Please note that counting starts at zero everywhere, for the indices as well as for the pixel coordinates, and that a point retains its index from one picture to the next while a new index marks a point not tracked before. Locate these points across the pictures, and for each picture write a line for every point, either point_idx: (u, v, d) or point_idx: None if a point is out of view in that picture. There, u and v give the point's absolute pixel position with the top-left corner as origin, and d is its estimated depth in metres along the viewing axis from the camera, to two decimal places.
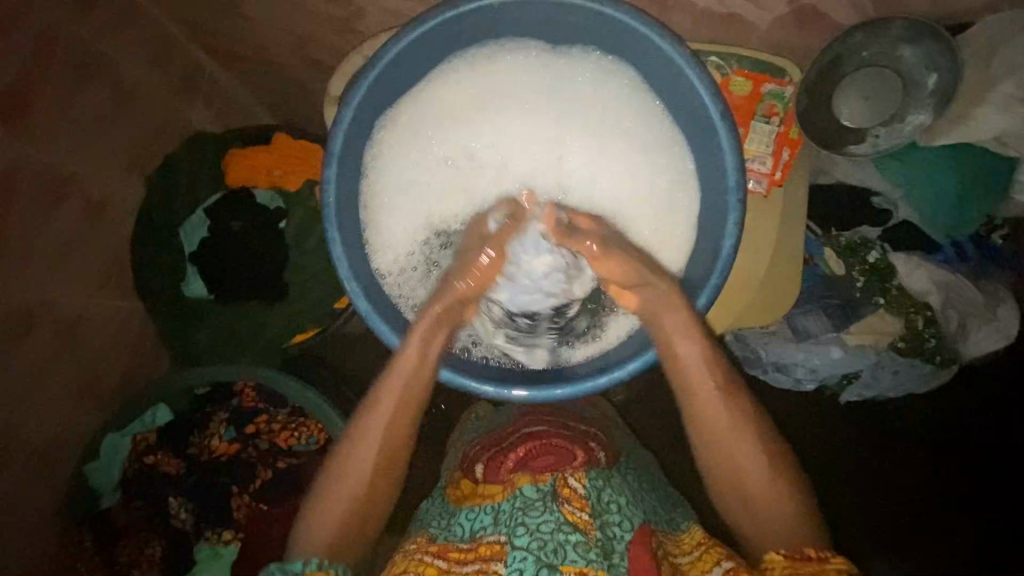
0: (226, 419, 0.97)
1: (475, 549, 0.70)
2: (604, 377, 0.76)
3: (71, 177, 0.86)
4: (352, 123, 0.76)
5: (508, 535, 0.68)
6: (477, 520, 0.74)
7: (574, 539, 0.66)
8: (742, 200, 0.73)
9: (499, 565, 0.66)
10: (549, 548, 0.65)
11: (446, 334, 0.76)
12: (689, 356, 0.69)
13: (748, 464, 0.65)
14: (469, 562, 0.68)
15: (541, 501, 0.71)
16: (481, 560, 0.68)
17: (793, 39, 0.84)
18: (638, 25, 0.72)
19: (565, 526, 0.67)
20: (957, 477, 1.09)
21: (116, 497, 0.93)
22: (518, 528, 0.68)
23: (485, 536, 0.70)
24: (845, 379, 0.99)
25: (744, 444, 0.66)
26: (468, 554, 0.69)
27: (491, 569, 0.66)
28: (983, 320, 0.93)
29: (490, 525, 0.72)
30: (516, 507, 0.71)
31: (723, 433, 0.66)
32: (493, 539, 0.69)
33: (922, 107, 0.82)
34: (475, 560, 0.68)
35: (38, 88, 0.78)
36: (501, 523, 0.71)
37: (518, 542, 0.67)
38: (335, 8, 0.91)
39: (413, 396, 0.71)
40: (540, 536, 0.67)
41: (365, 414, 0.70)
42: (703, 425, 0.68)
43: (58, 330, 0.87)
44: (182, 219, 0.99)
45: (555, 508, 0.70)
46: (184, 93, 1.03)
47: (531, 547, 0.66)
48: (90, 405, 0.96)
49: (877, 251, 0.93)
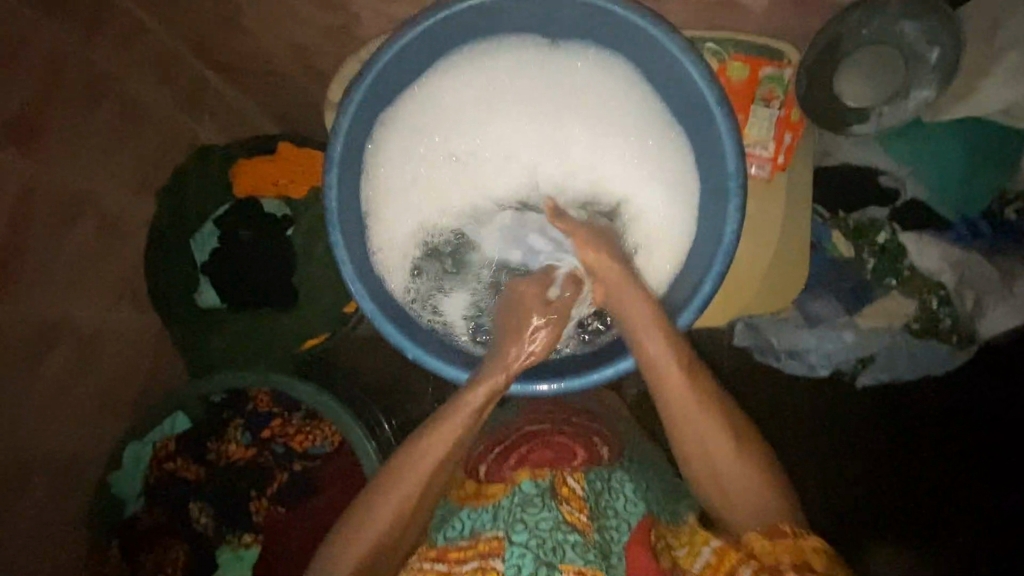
0: (242, 424, 0.98)
1: (474, 546, 0.71)
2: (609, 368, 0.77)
3: (82, 194, 0.88)
4: (351, 127, 0.77)
5: (506, 530, 0.70)
6: (477, 519, 0.73)
7: (573, 539, 0.69)
8: (743, 186, 0.73)
9: (498, 561, 0.69)
10: (547, 546, 0.69)
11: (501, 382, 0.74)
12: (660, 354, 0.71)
13: (711, 449, 0.68)
14: (469, 560, 0.70)
15: (540, 497, 0.72)
16: (480, 556, 0.69)
17: (789, 20, 0.83)
18: (632, 16, 0.72)
19: (564, 525, 0.70)
20: (975, 462, 1.06)
21: (140, 505, 0.96)
22: (517, 525, 0.70)
23: (483, 533, 0.71)
24: (860, 362, 0.97)
25: (712, 436, 0.68)
26: (468, 552, 0.70)
27: (490, 566, 0.69)
28: (1000, 297, 0.89)
29: (489, 521, 0.72)
30: (515, 503, 0.72)
31: (697, 422, 0.69)
32: (491, 535, 0.71)
33: (926, 83, 0.81)
34: (475, 557, 0.70)
35: (45, 110, 0.80)
36: (499, 518, 0.72)
37: (518, 538, 0.69)
38: (330, 17, 0.92)
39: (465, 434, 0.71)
40: (538, 534, 0.70)
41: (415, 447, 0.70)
42: (677, 425, 0.70)
43: (77, 344, 0.90)
44: (195, 230, 1.02)
45: (554, 505, 0.72)
46: (190, 107, 1.05)
47: (529, 545, 0.69)
48: (113, 414, 0.98)
49: (887, 231, 0.90)
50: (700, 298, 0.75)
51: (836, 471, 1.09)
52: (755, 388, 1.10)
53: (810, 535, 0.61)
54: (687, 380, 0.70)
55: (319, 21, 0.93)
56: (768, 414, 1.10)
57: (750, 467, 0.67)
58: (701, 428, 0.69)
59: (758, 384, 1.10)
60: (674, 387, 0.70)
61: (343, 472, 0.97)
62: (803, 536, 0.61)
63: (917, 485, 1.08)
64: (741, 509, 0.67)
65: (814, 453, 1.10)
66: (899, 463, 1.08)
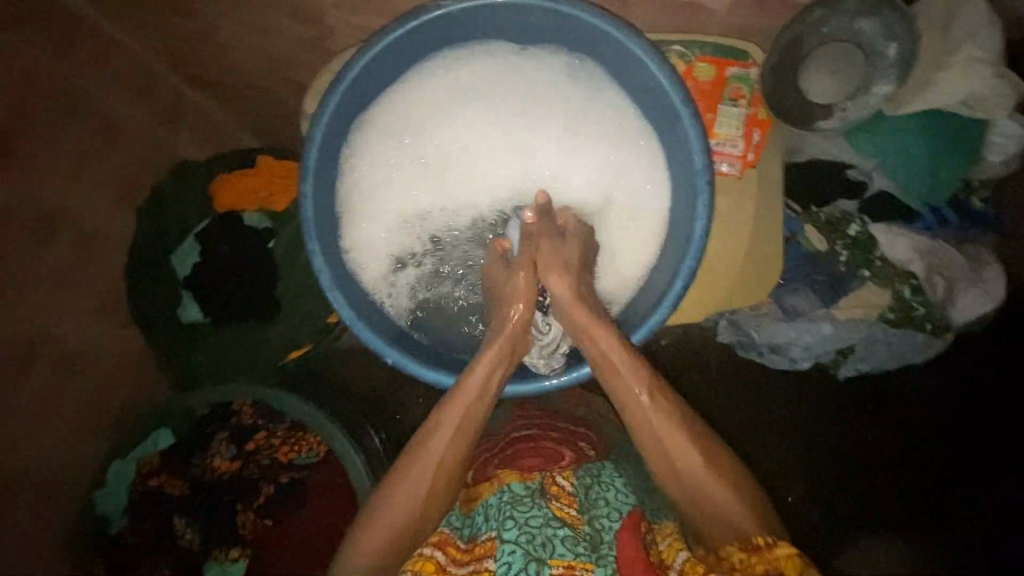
0: (227, 438, 0.98)
1: (472, 550, 0.69)
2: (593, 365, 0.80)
3: (61, 212, 0.88)
4: (324, 137, 0.78)
5: (498, 529, 0.68)
6: (472, 524, 0.73)
7: (562, 533, 0.68)
8: (710, 181, 0.75)
9: (491, 562, 0.67)
10: (537, 542, 0.66)
11: (505, 371, 0.77)
12: (619, 357, 0.73)
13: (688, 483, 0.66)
14: (466, 564, 0.68)
15: (529, 498, 0.71)
16: (476, 560, 0.68)
17: (752, 20, 0.86)
18: (597, 21, 0.74)
19: (554, 520, 0.69)
20: (962, 449, 1.07)
21: (125, 522, 0.95)
22: (507, 522, 0.68)
23: (479, 536, 0.70)
24: (841, 353, 0.99)
25: (673, 438, 0.67)
26: (466, 555, 0.69)
27: (485, 567, 0.66)
28: (971, 283, 0.93)
29: (483, 523, 0.72)
30: (504, 501, 0.71)
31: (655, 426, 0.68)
32: (485, 537, 0.70)
33: (886, 78, 0.83)
34: (471, 561, 0.68)
35: (24, 129, 0.81)
36: (492, 519, 0.71)
37: (508, 535, 0.67)
38: (304, 29, 0.94)
39: (475, 411, 0.72)
40: (528, 530, 0.67)
41: (434, 428, 0.70)
42: (640, 428, 0.70)
43: (58, 363, 0.90)
44: (175, 247, 1.01)
45: (543, 503, 0.71)
46: (169, 123, 1.06)
47: (519, 541, 0.66)
48: (96, 431, 0.98)
49: (857, 224, 0.93)
50: (671, 295, 0.77)
51: (832, 465, 1.09)
52: (742, 385, 1.10)
53: (780, 545, 0.58)
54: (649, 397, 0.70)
55: (295, 34, 0.95)
56: (753, 411, 1.10)
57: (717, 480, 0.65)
58: (661, 431, 0.68)
59: (744, 382, 1.11)
60: (632, 397, 0.70)
61: (333, 478, 0.97)
62: (773, 545, 0.58)
63: (908, 473, 1.09)
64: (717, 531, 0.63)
65: (801, 449, 1.10)
66: (893, 454, 1.09)
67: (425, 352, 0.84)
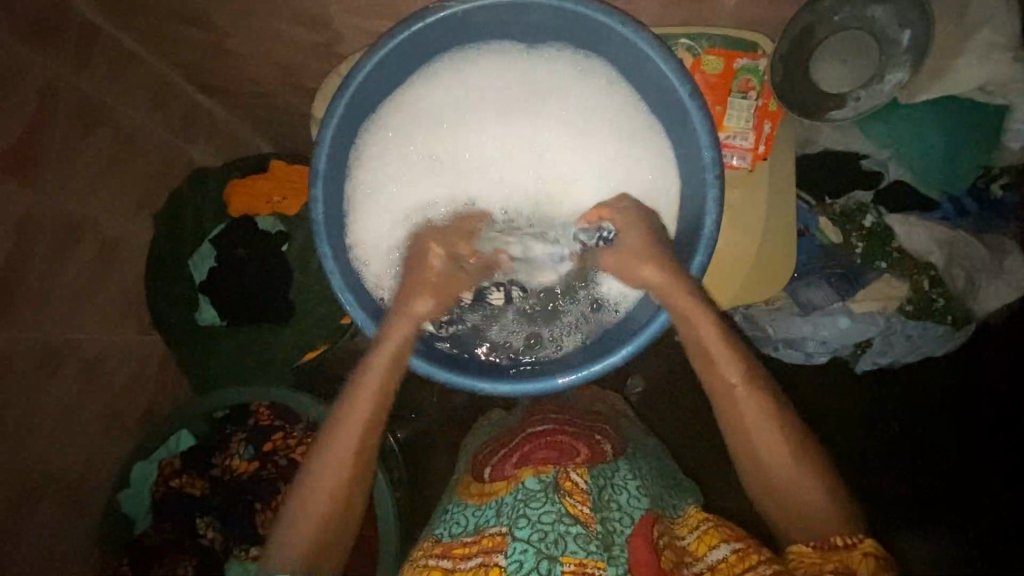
0: (245, 438, 1.00)
1: (479, 542, 0.71)
2: (614, 355, 0.77)
3: (81, 220, 0.91)
4: (333, 141, 0.79)
5: (509, 526, 0.70)
6: (482, 515, 0.75)
7: (575, 531, 0.68)
8: (720, 176, 0.74)
9: (500, 557, 0.69)
10: (549, 539, 0.68)
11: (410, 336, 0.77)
12: (717, 338, 0.70)
13: (772, 478, 0.66)
14: (473, 556, 0.70)
15: (543, 493, 0.72)
16: (483, 553, 0.70)
17: (761, 11, 0.84)
18: (603, 18, 0.74)
19: (566, 517, 0.69)
20: (988, 443, 1.04)
21: (149, 522, 0.98)
22: (520, 520, 0.70)
23: (487, 529, 0.72)
24: (860, 347, 0.97)
25: (764, 429, 0.67)
26: (472, 548, 0.71)
27: (492, 561, 0.69)
28: (993, 274, 0.91)
29: (492, 518, 0.73)
30: (518, 499, 0.72)
31: (746, 410, 0.68)
32: (495, 531, 0.71)
33: (901, 64, 0.81)
34: (478, 552, 0.70)
35: (45, 141, 0.84)
36: (504, 514, 0.72)
37: (520, 534, 0.69)
38: (312, 35, 0.95)
39: (387, 384, 0.74)
40: (541, 527, 0.69)
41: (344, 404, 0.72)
42: (729, 415, 0.69)
43: (83, 367, 0.93)
44: (192, 253, 1.04)
45: (557, 499, 0.71)
46: (184, 130, 1.08)
47: (531, 539, 0.68)
48: (120, 431, 1.01)
49: (873, 214, 0.91)
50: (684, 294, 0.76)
51: (850, 459, 1.08)
52: None
53: (863, 543, 0.59)
54: (748, 385, 0.68)
55: (303, 40, 0.96)
56: None
57: (801, 474, 0.66)
58: (757, 422, 0.67)
59: None
60: (729, 385, 0.69)
61: None
62: (851, 544, 0.60)
63: (932, 468, 1.06)
64: (795, 521, 0.65)
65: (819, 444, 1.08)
66: (915, 448, 1.06)
67: (439, 351, 0.83)
